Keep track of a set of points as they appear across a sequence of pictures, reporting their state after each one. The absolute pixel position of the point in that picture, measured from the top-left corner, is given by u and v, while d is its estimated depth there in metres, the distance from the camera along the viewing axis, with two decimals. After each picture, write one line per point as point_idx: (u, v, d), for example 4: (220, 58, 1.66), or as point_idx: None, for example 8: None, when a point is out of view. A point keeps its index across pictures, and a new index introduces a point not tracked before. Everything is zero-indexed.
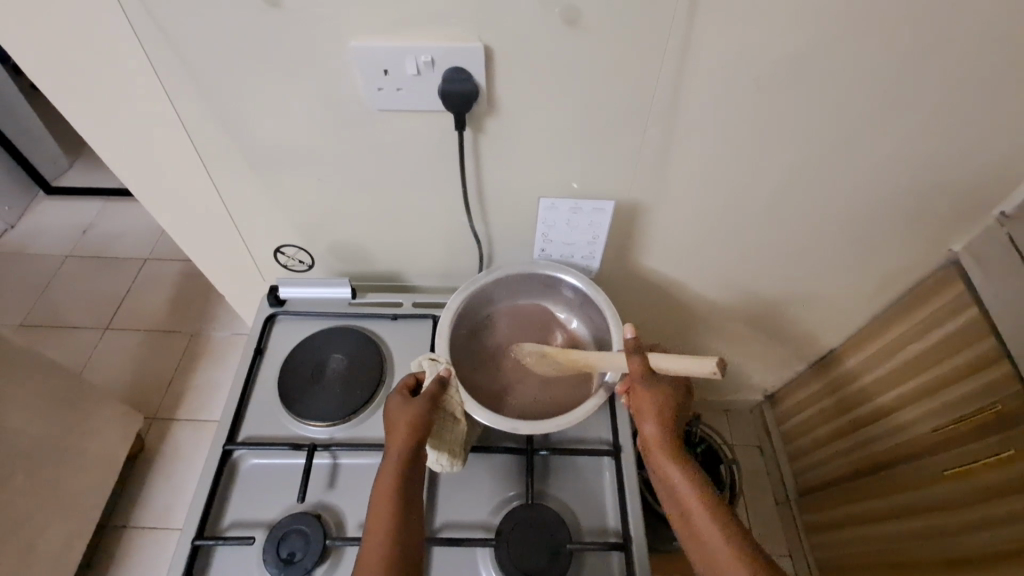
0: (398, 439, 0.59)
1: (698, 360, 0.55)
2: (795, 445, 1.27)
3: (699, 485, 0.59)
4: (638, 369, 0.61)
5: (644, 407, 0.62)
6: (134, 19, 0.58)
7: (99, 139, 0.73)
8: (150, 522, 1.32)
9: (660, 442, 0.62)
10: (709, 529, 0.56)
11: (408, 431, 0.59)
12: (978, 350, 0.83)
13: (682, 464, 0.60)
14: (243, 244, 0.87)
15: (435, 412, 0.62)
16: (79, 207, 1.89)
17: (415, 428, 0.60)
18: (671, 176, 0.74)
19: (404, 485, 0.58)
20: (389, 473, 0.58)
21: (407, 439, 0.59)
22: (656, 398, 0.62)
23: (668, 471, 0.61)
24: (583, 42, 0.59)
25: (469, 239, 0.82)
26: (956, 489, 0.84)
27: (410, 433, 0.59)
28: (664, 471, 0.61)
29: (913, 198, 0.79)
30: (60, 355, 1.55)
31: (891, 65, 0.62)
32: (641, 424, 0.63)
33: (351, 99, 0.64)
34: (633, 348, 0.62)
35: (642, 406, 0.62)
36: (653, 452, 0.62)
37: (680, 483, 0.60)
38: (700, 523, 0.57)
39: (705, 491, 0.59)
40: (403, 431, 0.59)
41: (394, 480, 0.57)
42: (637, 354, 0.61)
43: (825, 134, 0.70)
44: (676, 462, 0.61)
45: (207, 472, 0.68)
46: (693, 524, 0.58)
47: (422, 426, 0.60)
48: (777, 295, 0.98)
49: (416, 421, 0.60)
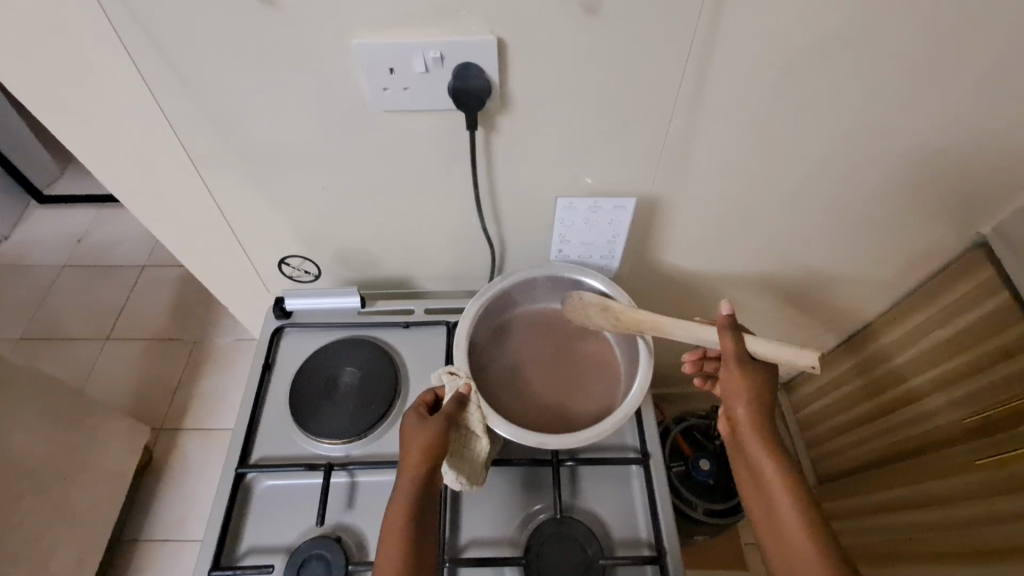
0: (413, 459, 0.57)
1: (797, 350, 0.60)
2: (814, 434, 1.24)
3: (788, 476, 0.58)
4: (728, 348, 0.63)
5: (737, 389, 0.61)
6: (118, 23, 0.54)
7: (89, 152, 0.69)
8: (162, 535, 1.30)
9: (746, 425, 0.61)
10: (789, 518, 0.56)
11: (423, 451, 0.57)
12: (1011, 337, 0.79)
13: (771, 452, 0.59)
14: (244, 255, 0.83)
15: (452, 430, 0.60)
16: (73, 215, 1.84)
17: (431, 448, 0.57)
18: (692, 169, 0.71)
19: (418, 506, 0.55)
20: (402, 494, 0.55)
21: (422, 459, 0.56)
22: (749, 383, 0.61)
23: (755, 453, 0.60)
24: (601, 31, 0.55)
25: (482, 243, 0.79)
26: (987, 479, 0.81)
27: (425, 454, 0.57)
28: (750, 454, 0.61)
29: (944, 181, 0.75)
30: (62, 369, 1.53)
31: (930, 43, 0.58)
32: (733, 404, 0.62)
33: (355, 101, 0.60)
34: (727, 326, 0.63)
35: (733, 388, 0.62)
36: (743, 435, 0.61)
37: (765, 464, 0.59)
38: (780, 512, 0.56)
39: (792, 478, 0.58)
40: (417, 452, 0.57)
41: (408, 502, 0.55)
42: (732, 331, 0.62)
43: (857, 118, 0.66)
44: (765, 449, 0.60)
45: (220, 497, 0.66)
46: (773, 511, 0.57)
47: (438, 445, 0.57)
48: (797, 285, 0.95)
49: (432, 440, 0.57)
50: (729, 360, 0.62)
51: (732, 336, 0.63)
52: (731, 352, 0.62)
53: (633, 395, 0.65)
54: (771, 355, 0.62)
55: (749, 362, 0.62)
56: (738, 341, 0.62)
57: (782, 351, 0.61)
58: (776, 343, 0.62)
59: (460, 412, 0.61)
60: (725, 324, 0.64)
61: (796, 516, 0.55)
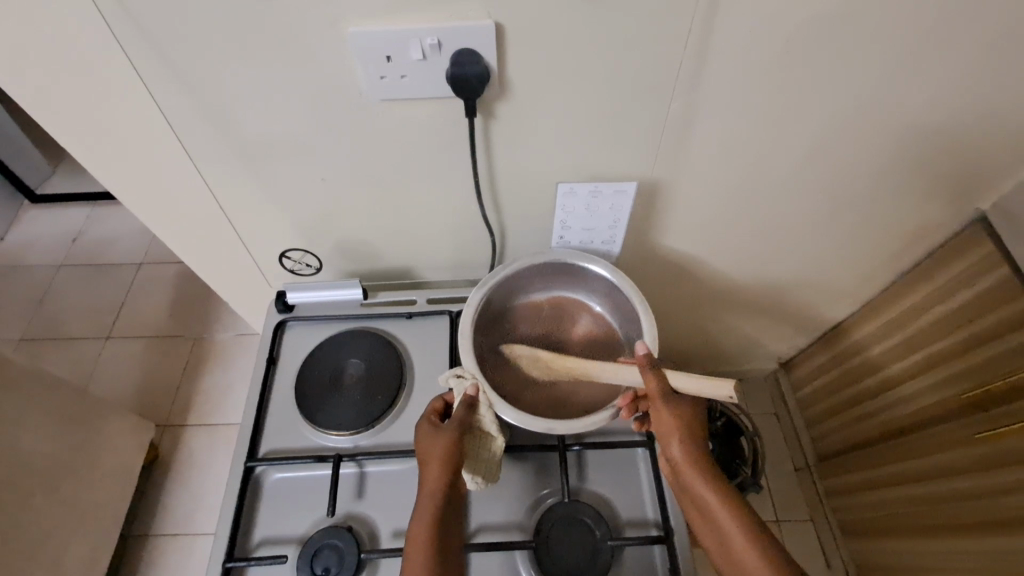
0: (434, 473, 0.57)
1: (713, 382, 0.56)
2: (813, 413, 1.25)
3: (732, 502, 0.56)
4: (653, 391, 0.60)
5: (668, 427, 0.59)
6: (109, 16, 0.53)
7: (83, 149, 0.68)
8: (172, 529, 1.31)
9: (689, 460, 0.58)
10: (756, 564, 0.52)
11: (442, 460, 0.58)
12: (1011, 311, 0.79)
13: (710, 478, 0.57)
14: (243, 249, 0.83)
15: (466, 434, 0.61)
16: (67, 214, 1.83)
17: (450, 458, 0.58)
18: (692, 152, 0.70)
19: (443, 513, 0.56)
20: (426, 502, 0.56)
21: (442, 466, 0.58)
22: (679, 419, 0.59)
23: (695, 486, 0.57)
24: (600, 14, 0.54)
25: (483, 231, 0.78)
26: (988, 453, 0.83)
27: (445, 462, 0.58)
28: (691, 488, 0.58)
29: (944, 157, 0.75)
30: (64, 368, 1.52)
31: (932, 19, 0.58)
32: (667, 442, 0.59)
33: (353, 91, 0.60)
34: (646, 364, 0.62)
35: (666, 429, 0.59)
36: (682, 471, 0.59)
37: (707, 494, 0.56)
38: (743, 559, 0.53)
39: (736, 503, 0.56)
40: (437, 461, 0.58)
41: (434, 510, 0.56)
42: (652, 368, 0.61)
43: (858, 96, 0.65)
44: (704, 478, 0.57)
45: (232, 490, 0.66)
46: (736, 559, 0.53)
47: (455, 452, 0.59)
48: (798, 266, 0.95)
49: (449, 447, 0.58)
50: (655, 400, 0.60)
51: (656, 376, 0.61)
52: (655, 394, 0.60)
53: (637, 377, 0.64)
54: (691, 388, 0.59)
55: (673, 397, 0.60)
56: (662, 381, 0.60)
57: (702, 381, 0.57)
58: (695, 375, 0.59)
59: (471, 416, 0.62)
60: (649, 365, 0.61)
61: (760, 562, 0.52)
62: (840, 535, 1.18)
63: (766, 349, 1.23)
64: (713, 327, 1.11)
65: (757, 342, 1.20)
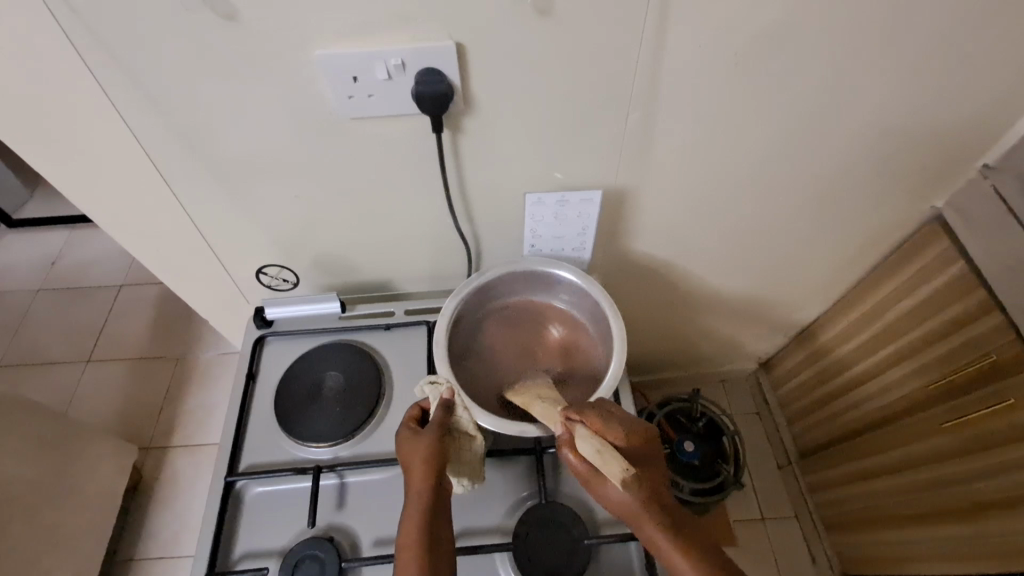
0: (418, 477, 0.58)
1: (610, 464, 0.55)
2: (792, 410, 1.27)
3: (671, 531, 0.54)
4: (574, 463, 0.59)
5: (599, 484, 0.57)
6: (81, 45, 0.55)
7: (58, 173, 0.69)
8: (158, 553, 1.29)
9: (640, 515, 0.55)
10: None
11: (424, 462, 0.58)
12: (968, 304, 0.83)
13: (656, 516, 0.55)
14: (219, 267, 0.83)
15: (446, 437, 0.61)
16: (45, 237, 1.81)
17: (432, 460, 0.59)
18: (655, 160, 0.73)
19: (430, 514, 0.56)
20: (414, 505, 0.56)
21: (425, 468, 0.58)
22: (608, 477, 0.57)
23: (640, 521, 0.55)
24: (555, 33, 0.57)
25: (457, 242, 0.80)
26: (956, 441, 0.86)
27: (427, 464, 0.58)
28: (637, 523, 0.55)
29: (896, 159, 0.78)
30: (42, 393, 1.51)
31: (869, 31, 0.62)
32: (603, 494, 0.57)
33: (321, 110, 0.62)
34: (565, 444, 0.59)
35: (606, 497, 0.57)
36: (624, 509, 0.56)
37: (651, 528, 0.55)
38: None
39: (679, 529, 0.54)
40: (420, 464, 0.58)
41: (420, 513, 0.56)
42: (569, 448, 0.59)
43: (810, 102, 0.69)
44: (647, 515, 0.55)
45: (211, 506, 0.67)
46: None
47: (437, 454, 0.59)
48: (768, 268, 0.97)
49: (429, 449, 0.59)
50: (581, 472, 0.59)
51: (571, 449, 0.59)
52: (579, 469, 0.59)
53: (609, 378, 0.67)
54: (599, 463, 0.56)
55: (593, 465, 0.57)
56: (576, 454, 0.59)
57: (596, 458, 0.56)
58: (598, 450, 0.56)
59: (449, 418, 0.63)
60: (563, 438, 0.60)
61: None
62: (823, 529, 1.20)
63: (743, 348, 1.26)
64: (689, 328, 1.14)
65: (734, 342, 1.22)
